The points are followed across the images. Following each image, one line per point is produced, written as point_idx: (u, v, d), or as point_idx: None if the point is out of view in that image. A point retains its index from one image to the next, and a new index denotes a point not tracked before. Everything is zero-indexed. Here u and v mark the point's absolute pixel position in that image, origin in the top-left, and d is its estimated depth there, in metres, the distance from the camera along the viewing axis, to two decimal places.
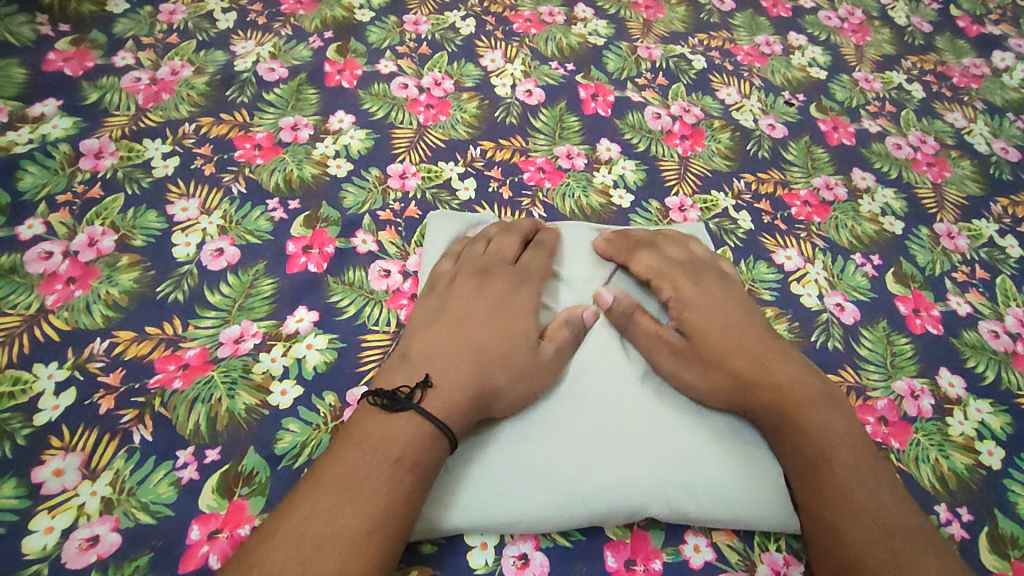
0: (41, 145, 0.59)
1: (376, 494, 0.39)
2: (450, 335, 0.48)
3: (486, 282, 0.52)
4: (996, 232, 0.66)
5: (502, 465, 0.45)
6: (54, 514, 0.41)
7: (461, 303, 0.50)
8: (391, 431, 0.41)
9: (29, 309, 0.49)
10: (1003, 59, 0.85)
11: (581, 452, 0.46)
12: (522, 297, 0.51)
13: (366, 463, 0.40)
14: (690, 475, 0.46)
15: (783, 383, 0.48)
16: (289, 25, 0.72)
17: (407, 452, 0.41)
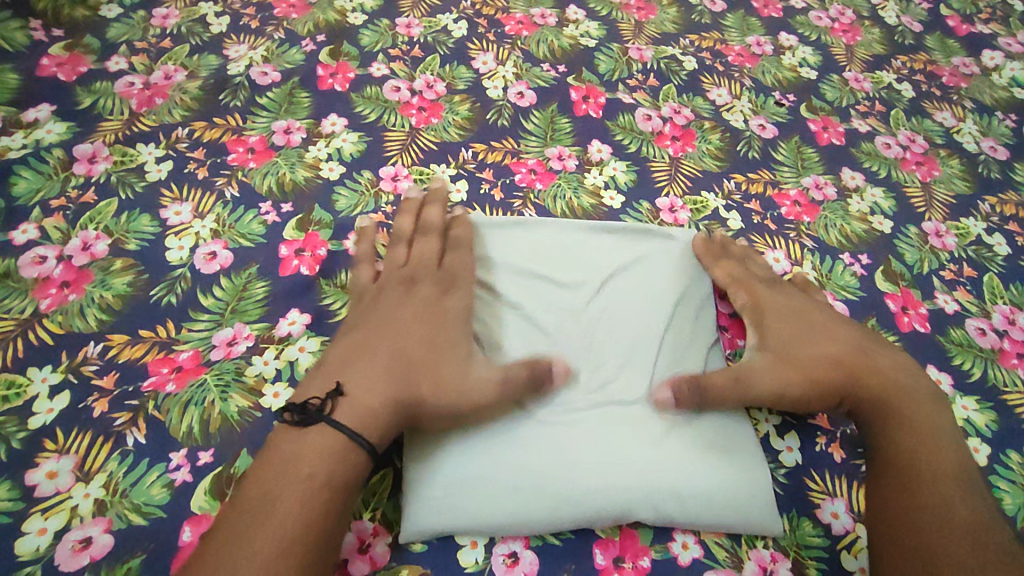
0: (35, 149, 0.59)
1: (288, 514, 0.38)
2: (366, 351, 0.46)
3: (411, 291, 0.51)
4: (984, 230, 0.67)
5: (487, 471, 0.46)
6: (48, 516, 0.41)
7: (384, 314, 0.49)
8: (304, 451, 0.41)
9: (23, 313, 0.50)
10: (992, 58, 0.85)
11: (568, 454, 0.46)
12: (447, 303, 0.50)
13: (278, 486, 0.39)
14: (674, 478, 0.46)
15: (886, 377, 0.50)
16: (282, 29, 0.73)
17: (319, 471, 0.40)
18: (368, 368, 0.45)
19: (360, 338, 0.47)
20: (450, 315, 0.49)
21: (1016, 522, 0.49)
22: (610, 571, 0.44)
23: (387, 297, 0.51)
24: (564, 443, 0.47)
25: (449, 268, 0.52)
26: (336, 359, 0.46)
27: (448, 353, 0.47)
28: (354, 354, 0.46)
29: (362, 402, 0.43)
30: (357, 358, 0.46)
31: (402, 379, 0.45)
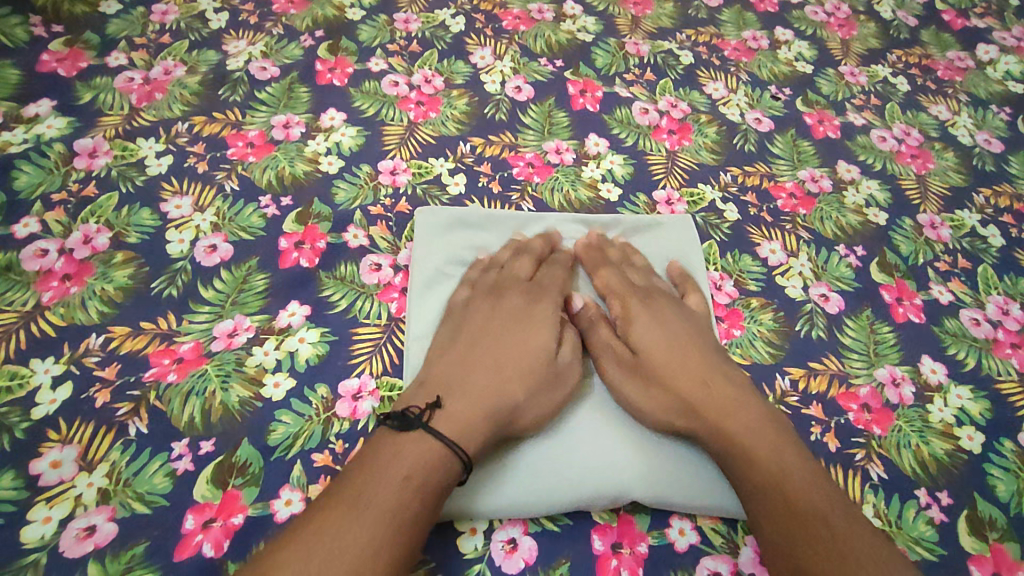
0: (36, 144, 0.59)
1: (384, 515, 0.38)
2: (472, 361, 0.48)
3: (501, 302, 0.53)
4: (979, 222, 0.68)
5: (504, 457, 0.47)
6: (52, 504, 0.42)
7: (478, 324, 0.51)
8: (405, 453, 0.41)
9: (25, 305, 0.50)
10: (988, 52, 0.86)
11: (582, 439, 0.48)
12: (538, 312, 0.52)
13: (377, 482, 0.40)
14: (676, 461, 0.48)
15: (726, 410, 0.46)
16: (281, 24, 0.73)
17: (415, 470, 0.40)
18: (477, 377, 0.47)
19: (473, 348, 0.49)
20: (546, 323, 0.51)
21: (1009, 508, 0.50)
22: (608, 556, 0.45)
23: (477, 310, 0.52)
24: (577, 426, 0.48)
25: (538, 284, 0.55)
26: (459, 366, 0.48)
27: (544, 359, 0.49)
28: (461, 365, 0.48)
29: (470, 407, 0.44)
30: (455, 368, 0.48)
31: (505, 384, 0.46)
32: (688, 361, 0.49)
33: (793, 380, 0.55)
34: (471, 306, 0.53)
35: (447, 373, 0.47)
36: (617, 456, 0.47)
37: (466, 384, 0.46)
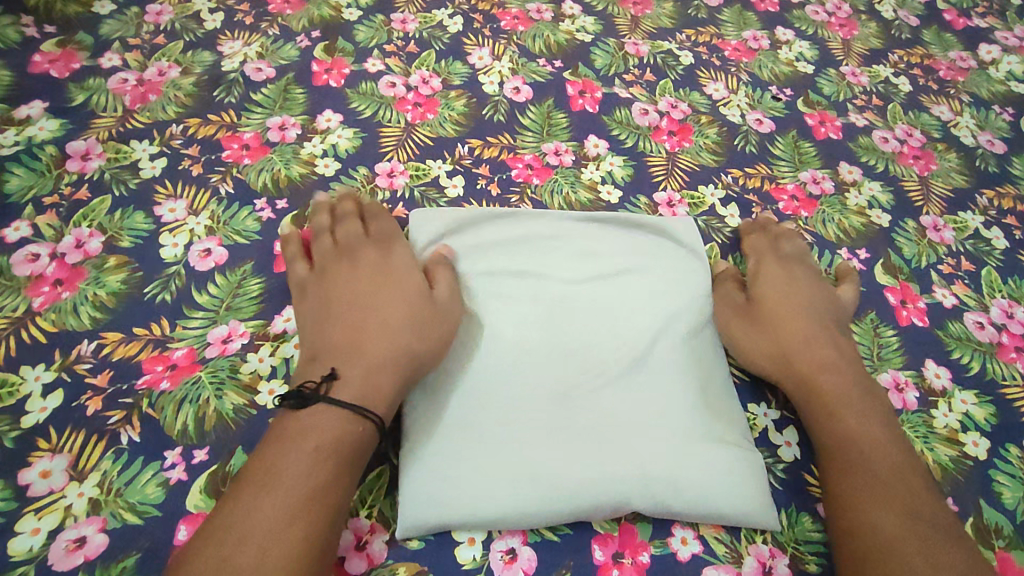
0: (28, 146, 0.59)
1: (289, 491, 0.39)
2: (351, 328, 0.48)
3: (350, 264, 0.53)
4: (982, 224, 0.67)
5: (496, 467, 0.45)
6: (41, 515, 0.41)
7: (344, 294, 0.51)
8: (301, 435, 0.42)
9: (15, 311, 0.49)
10: (990, 52, 0.85)
11: (535, 441, 0.46)
12: (393, 264, 0.53)
13: (279, 458, 0.40)
14: (676, 470, 0.46)
15: (825, 370, 0.51)
16: (277, 25, 0.72)
17: (320, 442, 0.41)
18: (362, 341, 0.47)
19: (355, 317, 0.49)
20: (407, 273, 0.52)
21: (1016, 516, 0.49)
22: (609, 567, 0.44)
23: (346, 279, 0.52)
24: (535, 426, 0.47)
25: (363, 246, 0.54)
26: (338, 333, 0.48)
27: (415, 300, 0.50)
28: (345, 333, 0.48)
29: (362, 371, 0.45)
30: (337, 338, 0.48)
31: (391, 337, 0.47)
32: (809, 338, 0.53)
33: None
34: (338, 281, 0.52)
35: (331, 343, 0.47)
36: (575, 460, 0.46)
37: (351, 348, 0.47)
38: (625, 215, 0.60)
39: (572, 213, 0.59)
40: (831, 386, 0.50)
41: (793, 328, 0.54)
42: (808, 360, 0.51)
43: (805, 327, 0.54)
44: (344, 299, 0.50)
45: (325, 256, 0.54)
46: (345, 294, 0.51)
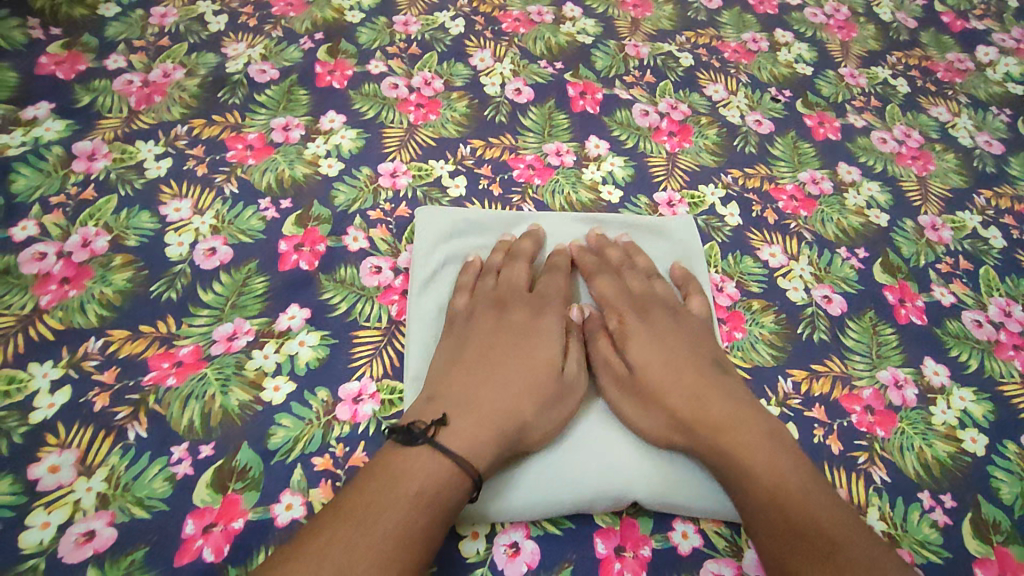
0: (34, 147, 0.59)
1: (388, 532, 0.38)
2: (484, 378, 0.48)
3: (505, 310, 0.53)
4: (980, 223, 0.67)
5: (502, 461, 0.46)
6: (51, 509, 0.42)
7: (482, 342, 0.51)
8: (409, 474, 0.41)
9: (23, 309, 0.50)
10: (987, 54, 0.86)
11: (608, 452, 0.47)
12: (545, 322, 0.53)
13: (385, 497, 0.39)
14: (677, 465, 0.47)
15: (719, 432, 0.46)
16: (280, 27, 0.73)
17: (427, 488, 0.40)
18: (486, 392, 0.47)
19: (485, 367, 0.49)
20: (548, 338, 0.52)
21: (1014, 510, 0.49)
22: (612, 560, 0.45)
23: (480, 324, 0.52)
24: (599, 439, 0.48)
25: (538, 295, 0.55)
26: (472, 381, 0.48)
27: (552, 374, 0.49)
28: (473, 378, 0.48)
29: (477, 421, 0.44)
30: (471, 384, 0.47)
31: (516, 400, 0.47)
32: (704, 388, 0.49)
33: (796, 382, 0.54)
34: (475, 324, 0.52)
35: (458, 388, 0.47)
36: (618, 458, 0.47)
37: (479, 403, 0.46)
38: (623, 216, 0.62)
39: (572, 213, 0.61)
40: (737, 443, 0.45)
41: (677, 382, 0.49)
42: (715, 410, 0.47)
43: (694, 374, 0.50)
44: (485, 351, 0.50)
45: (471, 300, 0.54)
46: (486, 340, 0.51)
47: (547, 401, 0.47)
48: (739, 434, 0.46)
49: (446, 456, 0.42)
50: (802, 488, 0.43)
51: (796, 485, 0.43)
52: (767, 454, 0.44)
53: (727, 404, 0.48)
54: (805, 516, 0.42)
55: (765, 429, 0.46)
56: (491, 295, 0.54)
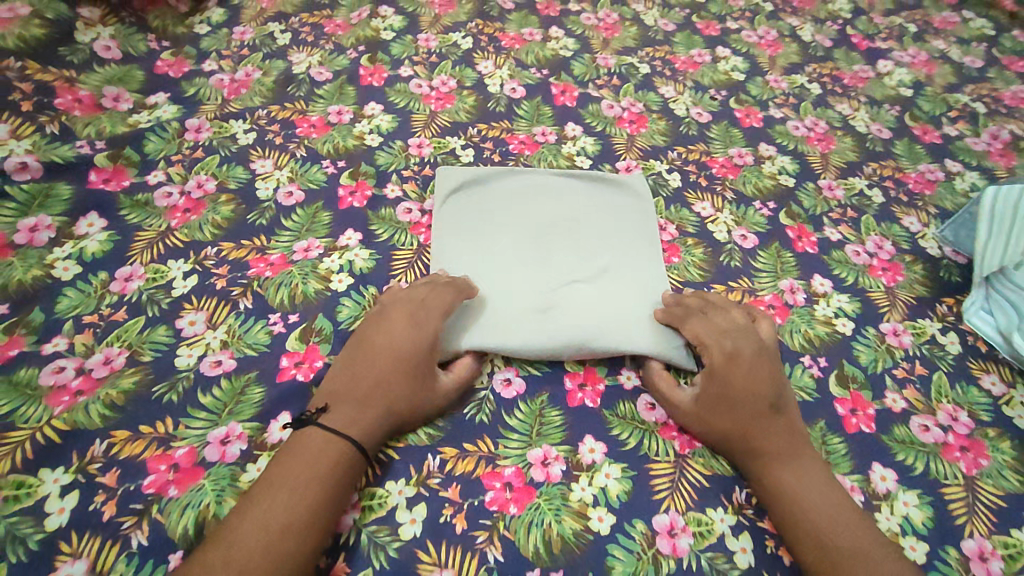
0: (158, 122, 0.80)
1: (315, 492, 0.50)
2: (368, 383, 0.57)
3: (396, 319, 0.61)
4: (866, 186, 0.88)
5: (498, 324, 0.65)
6: (191, 346, 0.62)
7: (379, 340, 0.60)
8: (325, 449, 0.53)
9: (160, 227, 0.71)
10: (886, 66, 1.08)
11: (558, 308, 0.67)
12: (421, 334, 0.60)
13: (311, 467, 0.51)
14: (626, 327, 0.66)
15: (763, 453, 0.57)
16: (331, 42, 0.95)
17: (342, 457, 0.53)
18: (371, 393, 0.57)
19: (372, 368, 0.58)
20: (425, 348, 0.60)
21: (868, 369, 0.69)
22: (576, 390, 0.64)
23: (379, 333, 0.61)
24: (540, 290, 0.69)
25: (426, 306, 0.62)
26: (360, 379, 0.58)
27: (423, 382, 0.59)
28: (362, 376, 0.58)
29: (358, 419, 0.55)
30: (361, 387, 0.57)
31: (388, 405, 0.57)
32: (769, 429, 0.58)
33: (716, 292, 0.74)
34: (377, 324, 0.62)
35: (350, 390, 0.57)
36: (581, 319, 0.66)
37: (358, 397, 0.57)
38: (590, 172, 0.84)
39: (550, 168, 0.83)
40: (776, 467, 0.57)
41: (748, 411, 0.59)
42: (768, 447, 0.57)
43: (755, 409, 0.59)
44: (376, 349, 0.60)
45: (390, 300, 0.64)
46: (379, 344, 0.60)
47: (418, 404, 0.58)
48: (781, 467, 0.57)
49: (335, 441, 0.53)
50: (823, 503, 0.54)
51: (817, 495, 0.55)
52: (800, 478, 0.56)
53: (776, 432, 0.58)
54: (821, 523, 0.53)
55: (810, 461, 0.57)
56: (397, 300, 0.63)
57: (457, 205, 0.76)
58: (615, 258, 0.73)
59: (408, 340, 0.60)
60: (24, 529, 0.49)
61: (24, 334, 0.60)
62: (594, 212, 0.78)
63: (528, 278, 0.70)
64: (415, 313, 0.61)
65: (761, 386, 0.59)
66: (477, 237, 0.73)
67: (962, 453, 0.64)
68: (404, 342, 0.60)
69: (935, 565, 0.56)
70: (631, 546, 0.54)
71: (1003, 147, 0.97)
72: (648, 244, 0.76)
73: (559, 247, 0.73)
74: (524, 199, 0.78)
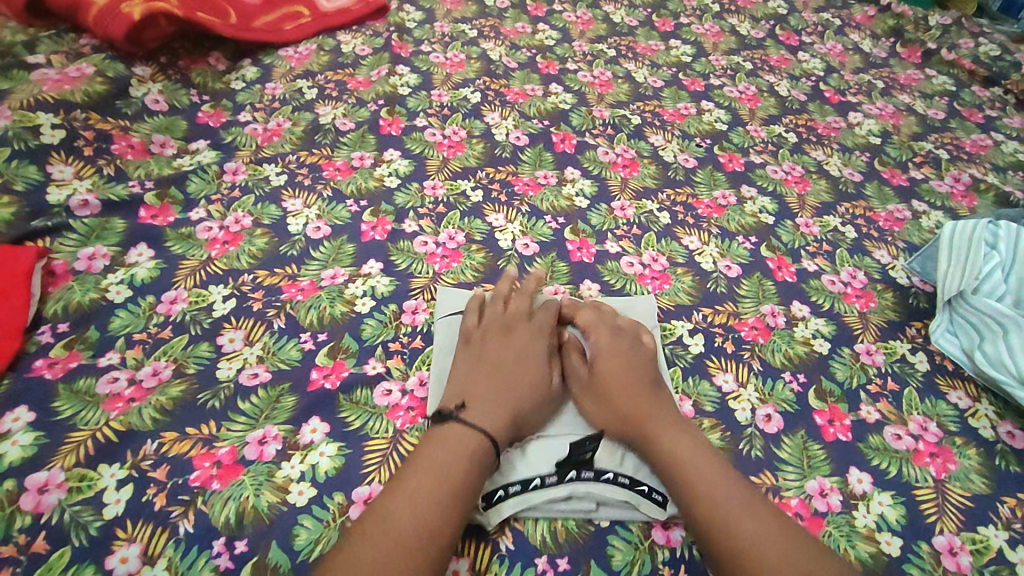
0: (199, 165, 0.89)
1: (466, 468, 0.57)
2: (501, 368, 0.67)
3: (510, 333, 0.71)
4: (840, 223, 0.97)
5: None
6: (230, 360, 0.68)
7: (494, 353, 0.68)
8: (464, 438, 0.59)
9: (201, 257, 0.79)
10: (856, 117, 1.19)
11: None
12: (536, 345, 0.70)
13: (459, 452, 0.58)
14: None
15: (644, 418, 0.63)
16: (354, 97, 1.06)
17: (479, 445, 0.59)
18: (495, 388, 0.64)
19: (496, 371, 0.66)
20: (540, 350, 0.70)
21: (843, 383, 0.76)
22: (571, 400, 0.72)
23: (492, 341, 0.70)
24: None
25: (514, 315, 0.73)
26: (495, 369, 0.67)
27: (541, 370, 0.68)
28: (500, 378, 0.66)
29: (495, 412, 0.62)
30: (490, 380, 0.65)
31: (514, 397, 0.64)
32: (637, 392, 0.65)
33: (705, 315, 0.81)
34: (486, 344, 0.70)
35: (478, 382, 0.65)
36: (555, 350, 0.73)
37: (487, 397, 0.63)
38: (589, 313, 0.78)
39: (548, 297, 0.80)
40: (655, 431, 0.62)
41: (615, 387, 0.66)
42: (646, 413, 0.64)
43: (634, 388, 0.66)
44: (491, 363, 0.67)
45: (476, 326, 0.72)
46: (494, 359, 0.68)
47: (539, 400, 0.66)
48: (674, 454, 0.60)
49: (478, 433, 0.60)
50: (697, 467, 0.59)
51: (718, 476, 0.58)
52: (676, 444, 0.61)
53: (655, 407, 0.64)
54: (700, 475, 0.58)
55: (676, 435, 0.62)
56: (498, 317, 0.72)
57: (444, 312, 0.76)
58: None
59: (523, 352, 0.69)
60: (86, 517, 0.55)
61: (82, 350, 0.68)
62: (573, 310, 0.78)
63: None
64: (513, 333, 0.71)
65: (640, 375, 0.67)
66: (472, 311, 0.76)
67: (931, 458, 0.69)
68: (519, 356, 0.69)
69: (908, 557, 0.61)
70: (629, 537, 0.60)
71: (965, 189, 1.07)
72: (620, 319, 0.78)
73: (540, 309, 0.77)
74: None
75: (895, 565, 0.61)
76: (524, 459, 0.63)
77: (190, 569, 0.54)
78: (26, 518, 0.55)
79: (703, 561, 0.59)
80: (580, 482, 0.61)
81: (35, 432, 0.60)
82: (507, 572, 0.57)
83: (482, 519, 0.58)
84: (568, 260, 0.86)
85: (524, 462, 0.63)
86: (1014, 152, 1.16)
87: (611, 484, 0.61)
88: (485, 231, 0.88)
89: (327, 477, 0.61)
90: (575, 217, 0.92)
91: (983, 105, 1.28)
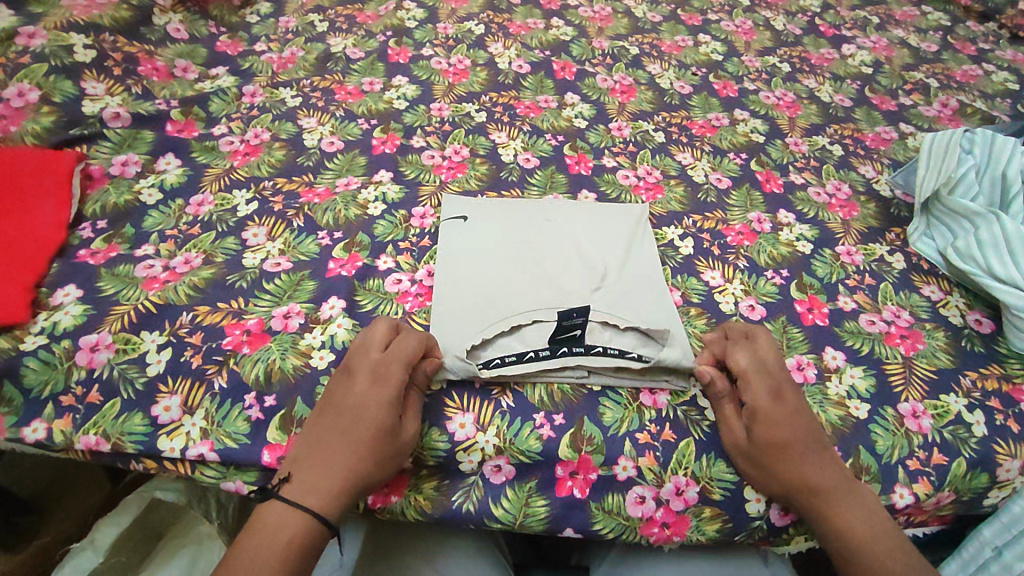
0: (220, 88, 0.95)
1: (284, 545, 0.52)
2: (335, 429, 0.57)
3: (352, 376, 0.60)
4: (828, 142, 1.01)
5: (483, 251, 0.77)
6: (254, 252, 0.75)
7: (336, 401, 0.59)
8: (280, 516, 0.54)
9: (224, 166, 0.85)
10: (849, 49, 1.23)
11: (533, 229, 0.81)
12: (382, 385, 0.59)
13: (277, 531, 0.53)
14: (595, 252, 0.78)
15: (821, 482, 0.59)
16: (363, 29, 1.11)
17: (296, 535, 0.53)
18: (326, 455, 0.56)
19: (326, 428, 0.58)
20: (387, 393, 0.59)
21: (824, 279, 0.81)
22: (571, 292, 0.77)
23: (336, 385, 0.60)
24: (529, 237, 0.80)
25: (367, 354, 0.61)
26: (327, 427, 0.58)
27: (385, 418, 0.58)
28: (326, 443, 0.57)
29: (320, 482, 0.55)
30: (322, 445, 0.57)
31: (339, 462, 0.56)
32: (811, 450, 0.60)
33: (695, 221, 0.86)
34: (334, 386, 0.61)
35: (310, 447, 0.57)
36: (553, 248, 0.79)
37: (310, 472, 0.56)
38: (582, 215, 0.83)
39: (545, 200, 0.85)
40: (833, 498, 0.59)
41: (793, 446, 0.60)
42: (825, 477, 0.60)
43: (810, 444, 0.61)
44: (331, 411, 0.59)
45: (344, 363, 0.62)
46: (332, 407, 0.59)
47: (377, 452, 0.57)
48: (854, 523, 0.58)
49: (294, 509, 0.54)
50: (875, 536, 0.58)
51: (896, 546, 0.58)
52: (856, 511, 0.59)
53: (825, 463, 0.61)
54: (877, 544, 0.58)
55: (851, 497, 0.60)
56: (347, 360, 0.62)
57: (446, 216, 0.81)
58: (590, 225, 0.82)
59: (364, 395, 0.58)
60: (132, 374, 0.62)
61: (120, 242, 0.74)
62: (569, 213, 0.84)
63: (513, 225, 0.81)
64: (352, 377, 0.60)
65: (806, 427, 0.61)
66: (473, 217, 0.82)
67: (902, 340, 0.75)
68: (356, 402, 0.58)
69: (874, 419, 0.67)
70: (619, 399, 0.66)
71: (952, 113, 1.11)
72: (614, 220, 0.83)
73: (535, 214, 0.83)
74: (509, 209, 0.83)
75: (861, 425, 0.67)
76: (519, 336, 0.69)
77: (225, 418, 0.61)
78: (81, 372, 0.62)
79: (686, 420, 0.66)
80: (571, 355, 0.67)
81: (83, 305, 0.67)
82: (508, 424, 0.64)
83: (477, 373, 0.64)
84: (567, 173, 0.91)
85: (519, 339, 0.69)
86: (1004, 81, 1.20)
87: (601, 358, 0.67)
88: (488, 147, 0.93)
89: (344, 346, 0.67)
90: (574, 136, 0.97)
91: (977, 38, 1.31)
